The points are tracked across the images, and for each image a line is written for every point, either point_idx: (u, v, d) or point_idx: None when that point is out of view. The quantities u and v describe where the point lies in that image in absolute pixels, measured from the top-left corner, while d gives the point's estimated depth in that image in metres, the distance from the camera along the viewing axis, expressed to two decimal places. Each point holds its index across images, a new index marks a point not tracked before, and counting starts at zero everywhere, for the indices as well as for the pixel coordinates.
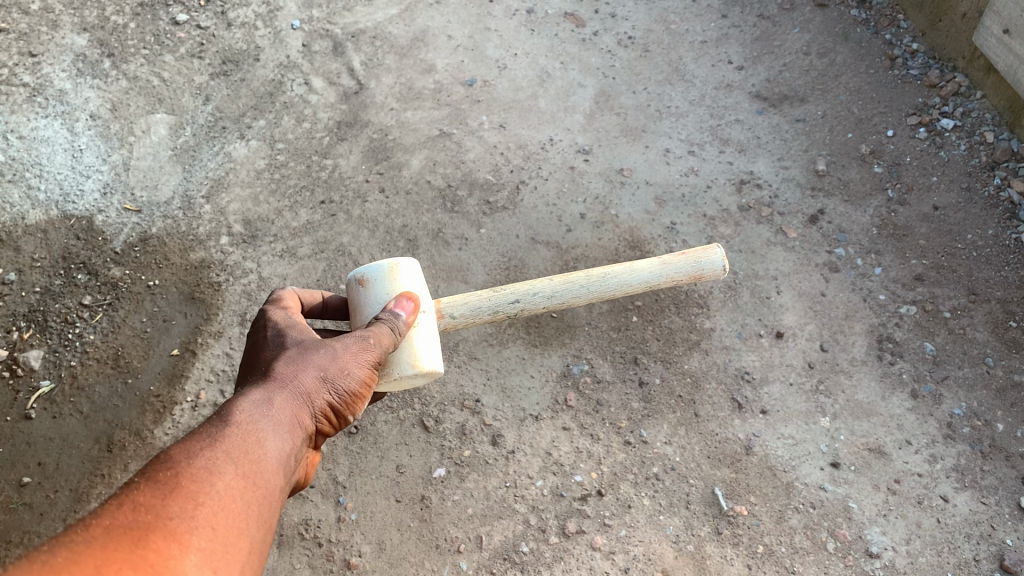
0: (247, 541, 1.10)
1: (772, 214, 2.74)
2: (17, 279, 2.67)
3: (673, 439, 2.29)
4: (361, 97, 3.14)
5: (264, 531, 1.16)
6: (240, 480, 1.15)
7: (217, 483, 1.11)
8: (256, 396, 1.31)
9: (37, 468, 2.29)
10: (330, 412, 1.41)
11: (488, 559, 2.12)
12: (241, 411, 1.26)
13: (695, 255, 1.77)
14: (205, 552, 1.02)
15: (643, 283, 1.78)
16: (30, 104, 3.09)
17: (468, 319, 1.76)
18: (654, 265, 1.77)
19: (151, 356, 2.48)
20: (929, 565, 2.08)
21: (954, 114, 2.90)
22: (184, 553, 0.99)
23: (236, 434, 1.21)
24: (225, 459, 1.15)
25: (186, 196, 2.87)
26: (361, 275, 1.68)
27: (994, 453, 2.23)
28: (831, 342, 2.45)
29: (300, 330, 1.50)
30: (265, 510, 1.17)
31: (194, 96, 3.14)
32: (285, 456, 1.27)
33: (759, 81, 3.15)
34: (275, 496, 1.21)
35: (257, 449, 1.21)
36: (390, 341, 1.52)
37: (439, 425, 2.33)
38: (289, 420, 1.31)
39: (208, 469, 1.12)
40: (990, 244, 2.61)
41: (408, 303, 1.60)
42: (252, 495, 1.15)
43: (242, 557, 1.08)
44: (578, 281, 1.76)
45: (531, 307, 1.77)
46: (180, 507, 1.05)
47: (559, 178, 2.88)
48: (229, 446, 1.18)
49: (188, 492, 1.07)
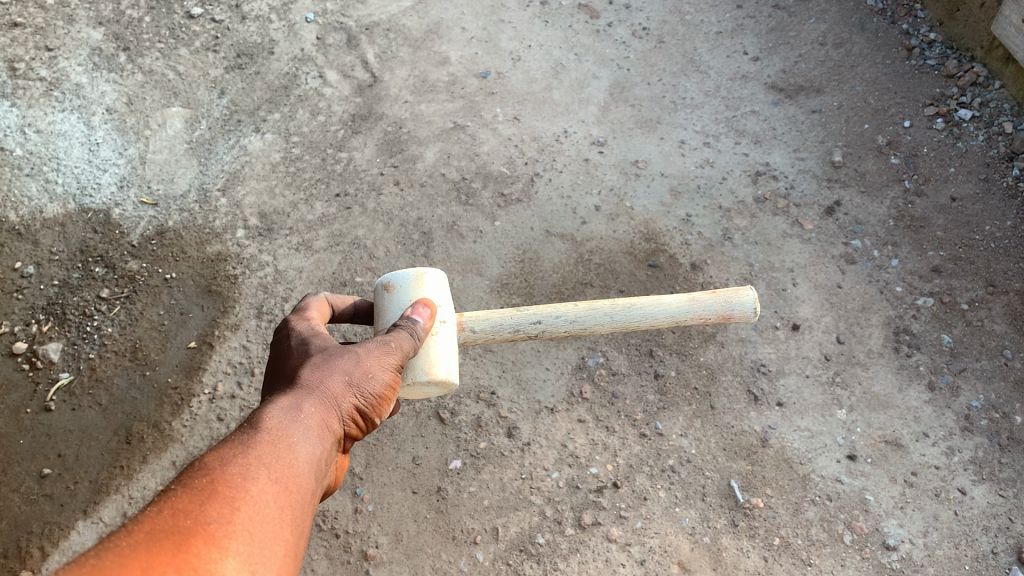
0: (284, 545, 1.10)
1: (788, 206, 2.73)
2: (35, 273, 2.69)
3: (689, 431, 2.29)
4: (375, 90, 3.15)
5: (300, 535, 1.16)
6: (274, 485, 1.15)
7: (251, 488, 1.11)
8: (286, 402, 1.31)
9: (57, 460, 2.32)
10: (358, 414, 1.41)
11: (504, 550, 2.13)
12: (272, 418, 1.26)
13: (726, 296, 1.74)
14: (244, 555, 1.03)
15: (669, 318, 1.75)
16: (47, 98, 3.11)
17: (488, 334, 1.74)
18: (683, 300, 1.74)
19: (168, 349, 2.50)
20: (946, 557, 2.07)
21: (972, 105, 2.89)
22: (223, 557, 1.00)
23: (267, 441, 1.21)
24: (258, 465, 1.16)
25: (202, 189, 2.88)
26: (387, 281, 1.69)
27: (1012, 446, 2.22)
28: (847, 334, 2.44)
29: (323, 338, 1.50)
30: (300, 514, 1.17)
31: (209, 90, 3.16)
32: (316, 461, 1.27)
33: (775, 72, 3.13)
34: (308, 501, 1.21)
35: (289, 454, 1.22)
36: (412, 346, 1.53)
37: (455, 417, 2.34)
38: (318, 424, 1.32)
39: (242, 475, 1.13)
40: (1009, 235, 2.59)
41: (425, 310, 1.61)
42: (286, 500, 1.15)
43: (279, 560, 1.08)
44: (602, 309, 1.73)
45: (552, 330, 1.75)
46: (217, 511, 1.05)
47: (573, 170, 2.88)
48: (262, 452, 1.18)
49: (224, 497, 1.08)
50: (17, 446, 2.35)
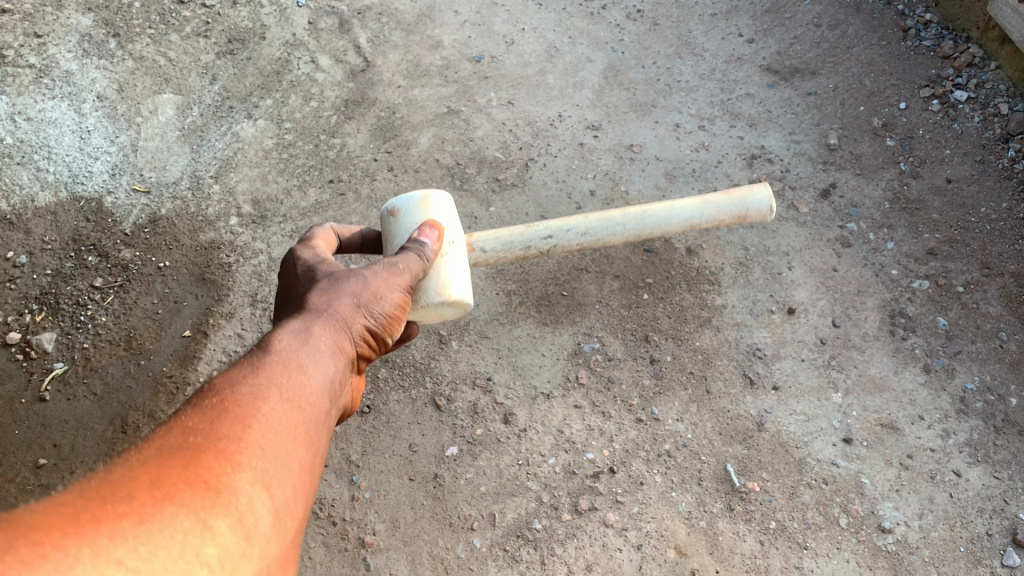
0: (299, 460, 1.10)
1: (783, 189, 2.72)
2: (28, 262, 2.67)
3: (685, 416, 2.30)
4: (368, 75, 3.12)
5: (317, 452, 1.16)
6: (286, 402, 1.15)
7: (263, 407, 1.11)
8: (295, 326, 1.32)
9: (52, 450, 2.31)
10: (369, 334, 1.42)
11: (501, 536, 2.13)
12: (282, 341, 1.26)
13: (739, 195, 1.82)
14: (259, 470, 1.03)
15: (682, 222, 1.82)
16: (37, 86, 3.08)
17: (499, 253, 1.81)
18: (695, 203, 1.81)
19: (163, 338, 2.49)
20: (941, 540, 2.08)
21: (968, 86, 2.87)
22: (237, 470, 1.00)
23: (278, 362, 1.22)
24: (269, 384, 1.16)
25: (195, 176, 2.87)
26: (393, 206, 1.71)
27: (1007, 428, 2.23)
28: (842, 317, 2.44)
29: (330, 265, 1.51)
30: (315, 431, 1.17)
31: (200, 76, 3.13)
32: (330, 381, 1.27)
33: (770, 54, 3.11)
34: (323, 419, 1.21)
35: (301, 374, 1.22)
36: (421, 268, 1.55)
37: (451, 404, 2.34)
38: (330, 345, 1.32)
39: (253, 394, 1.13)
40: (1004, 217, 2.59)
41: (432, 232, 1.62)
42: (300, 416, 1.15)
43: (297, 475, 1.08)
44: (614, 218, 1.80)
45: (564, 244, 1.82)
46: (229, 428, 1.05)
47: (568, 155, 2.86)
48: (272, 372, 1.18)
49: (235, 414, 1.08)
50: (12, 437, 2.35)
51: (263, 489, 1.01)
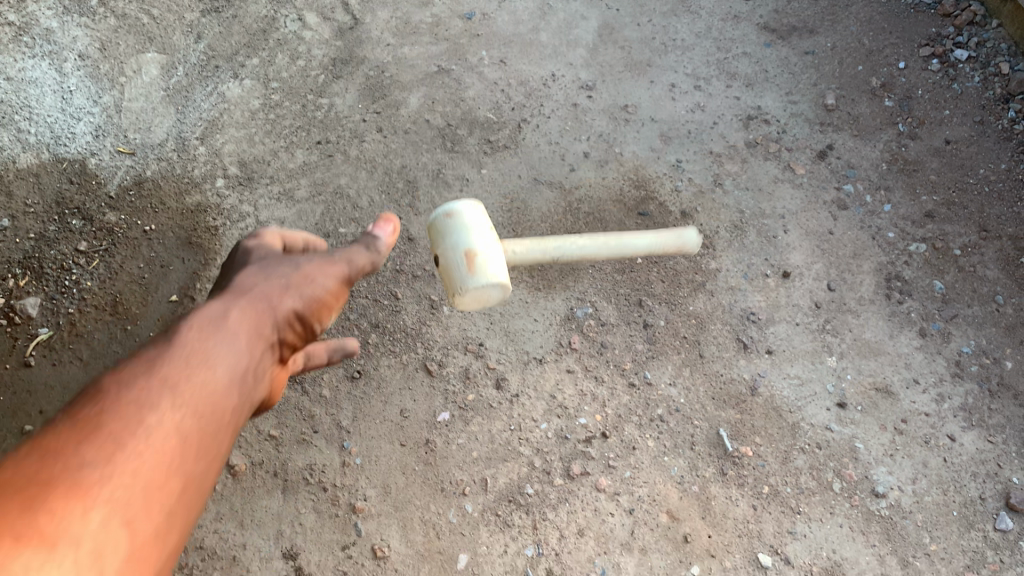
0: (180, 473, 1.01)
1: (780, 151, 2.68)
2: (10, 225, 2.60)
3: (678, 380, 2.28)
4: (356, 33, 3.04)
5: (208, 463, 1.07)
6: (180, 403, 1.05)
7: (148, 410, 1.02)
8: (209, 313, 1.22)
9: (39, 416, 2.27)
10: (298, 319, 1.36)
11: (493, 501, 2.12)
12: (190, 329, 1.17)
13: (680, 233, 1.88)
14: (123, 486, 0.93)
15: (647, 247, 1.86)
16: (15, 44, 2.97)
17: (524, 258, 1.79)
18: (652, 239, 1.85)
19: (149, 303, 2.46)
20: (935, 504, 2.08)
21: (968, 45, 2.83)
22: (94, 489, 0.90)
23: (180, 354, 1.12)
24: (163, 383, 1.06)
25: (180, 138, 2.80)
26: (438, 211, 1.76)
27: (1001, 391, 2.22)
28: (838, 281, 2.42)
29: (264, 254, 1.46)
30: (210, 436, 1.08)
31: (185, 35, 3.04)
32: (239, 374, 1.17)
33: (767, 12, 3.04)
34: (223, 421, 1.12)
35: (202, 369, 1.12)
36: (364, 260, 1.58)
37: (443, 369, 2.31)
38: (248, 331, 1.23)
39: (141, 394, 1.03)
40: (1002, 178, 2.56)
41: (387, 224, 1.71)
42: (193, 421, 1.06)
43: (173, 489, 0.99)
44: (594, 246, 1.80)
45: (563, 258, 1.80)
46: (99, 439, 0.95)
47: (562, 116, 2.80)
48: (170, 368, 1.09)
49: (111, 420, 0.98)
50: None
51: (117, 516, 0.91)
